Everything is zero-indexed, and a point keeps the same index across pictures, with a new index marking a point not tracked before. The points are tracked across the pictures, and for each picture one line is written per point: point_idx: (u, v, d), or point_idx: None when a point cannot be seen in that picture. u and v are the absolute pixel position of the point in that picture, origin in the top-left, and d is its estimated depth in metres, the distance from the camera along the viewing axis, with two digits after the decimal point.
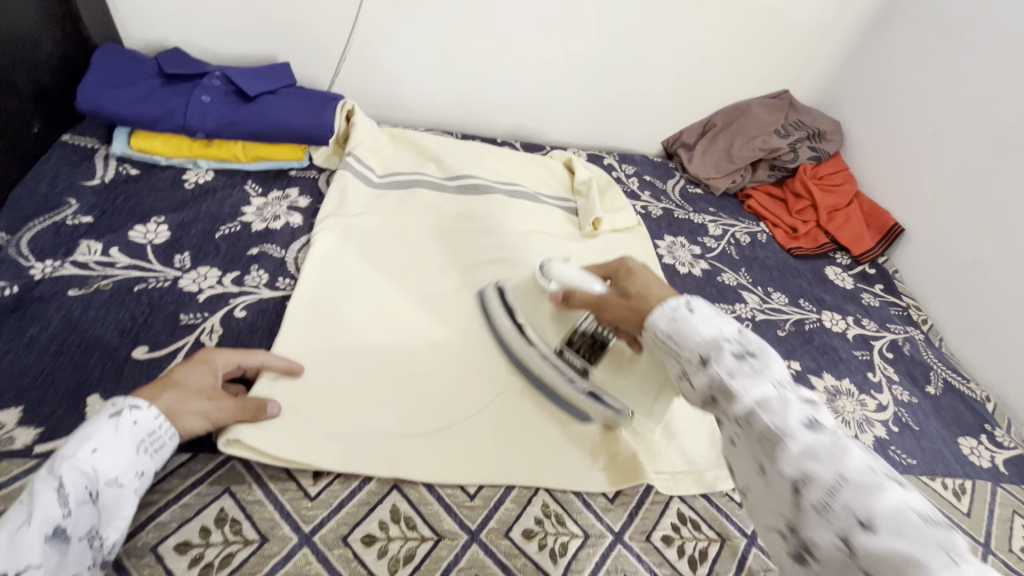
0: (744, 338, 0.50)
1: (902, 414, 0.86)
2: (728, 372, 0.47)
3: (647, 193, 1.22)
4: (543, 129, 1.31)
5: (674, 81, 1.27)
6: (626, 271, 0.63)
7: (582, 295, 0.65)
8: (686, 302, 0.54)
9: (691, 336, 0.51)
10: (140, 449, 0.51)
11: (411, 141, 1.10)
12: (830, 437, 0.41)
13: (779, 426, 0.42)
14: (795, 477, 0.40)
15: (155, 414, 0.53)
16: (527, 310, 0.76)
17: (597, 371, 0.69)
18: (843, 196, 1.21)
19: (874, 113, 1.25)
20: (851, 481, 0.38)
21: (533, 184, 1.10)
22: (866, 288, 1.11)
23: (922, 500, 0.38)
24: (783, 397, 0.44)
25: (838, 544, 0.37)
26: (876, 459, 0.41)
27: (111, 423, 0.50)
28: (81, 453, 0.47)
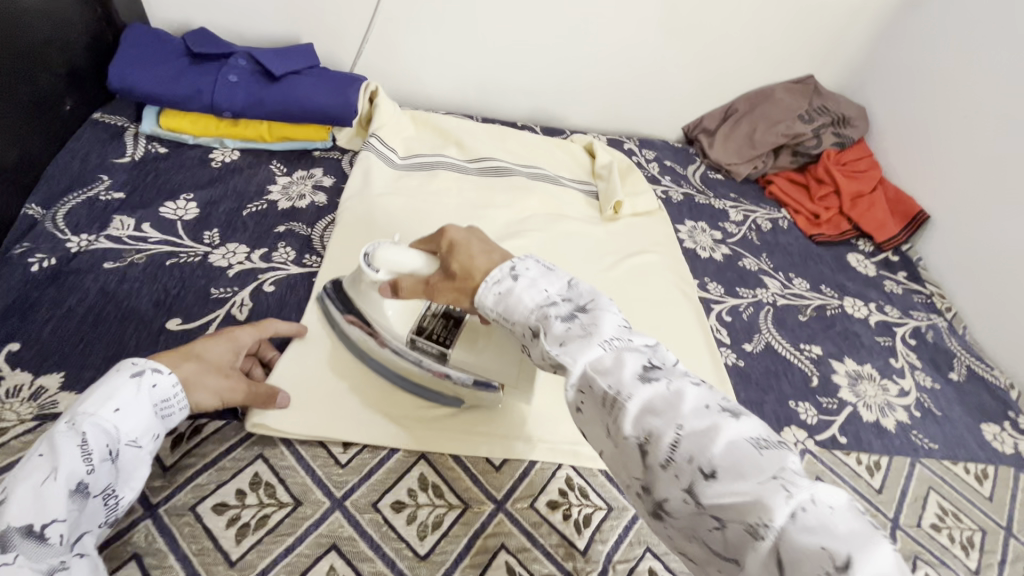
0: (573, 296, 0.51)
1: (925, 399, 0.86)
2: (563, 337, 0.47)
3: (668, 178, 1.22)
4: (563, 113, 1.31)
5: (697, 65, 1.26)
6: (449, 246, 0.56)
7: (411, 279, 0.58)
8: (510, 269, 0.53)
9: (518, 307, 0.51)
10: (156, 413, 0.52)
11: (433, 123, 1.11)
12: (663, 384, 0.44)
13: (617, 390, 0.44)
14: (640, 437, 0.42)
15: (174, 380, 0.53)
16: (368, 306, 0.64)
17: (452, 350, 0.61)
18: (867, 183, 1.19)
19: (901, 99, 1.22)
20: (688, 430, 0.40)
21: (554, 166, 1.10)
22: (889, 275, 1.10)
23: (751, 421, 0.42)
24: (618, 355, 0.45)
25: (685, 497, 0.40)
26: (706, 391, 0.43)
27: (132, 383, 0.50)
28: (103, 412, 0.48)
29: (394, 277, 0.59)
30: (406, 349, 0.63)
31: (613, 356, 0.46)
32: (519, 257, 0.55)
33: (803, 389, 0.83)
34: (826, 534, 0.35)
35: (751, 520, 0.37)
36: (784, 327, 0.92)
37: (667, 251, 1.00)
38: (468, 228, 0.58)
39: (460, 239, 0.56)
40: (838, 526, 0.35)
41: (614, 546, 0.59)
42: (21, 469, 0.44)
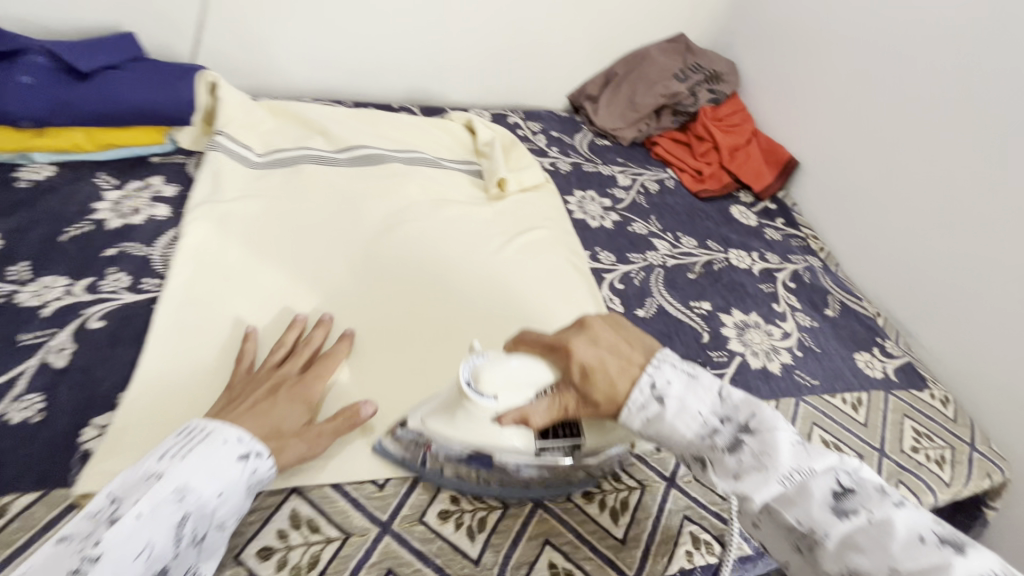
0: (728, 412, 0.51)
1: (805, 338, 0.91)
2: (735, 471, 0.48)
3: (555, 149, 1.19)
4: (442, 90, 1.24)
5: (572, 28, 1.23)
6: (580, 370, 0.53)
7: (544, 407, 0.53)
8: (656, 392, 0.51)
9: (678, 436, 0.51)
10: (248, 493, 0.50)
11: (292, 113, 1.00)
12: (863, 518, 0.44)
13: (815, 531, 0.45)
14: (847, 574, 0.44)
15: (271, 465, 0.52)
16: (451, 433, 0.55)
17: (588, 441, 0.58)
18: (741, 135, 1.22)
19: (764, 51, 1.27)
20: (906, 571, 0.42)
21: (432, 147, 1.04)
22: (769, 223, 1.14)
23: (970, 549, 0.42)
24: (802, 486, 0.46)
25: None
26: (912, 513, 0.44)
27: (239, 468, 0.49)
28: (208, 493, 0.46)
29: (522, 409, 0.53)
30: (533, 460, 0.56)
31: (798, 486, 0.47)
32: (650, 364, 0.53)
33: (694, 346, 0.84)
34: None
35: None
36: (675, 287, 0.94)
37: (559, 226, 0.98)
38: (587, 334, 0.55)
39: (592, 359, 0.53)
40: None
41: (512, 546, 0.57)
42: (123, 533, 0.42)
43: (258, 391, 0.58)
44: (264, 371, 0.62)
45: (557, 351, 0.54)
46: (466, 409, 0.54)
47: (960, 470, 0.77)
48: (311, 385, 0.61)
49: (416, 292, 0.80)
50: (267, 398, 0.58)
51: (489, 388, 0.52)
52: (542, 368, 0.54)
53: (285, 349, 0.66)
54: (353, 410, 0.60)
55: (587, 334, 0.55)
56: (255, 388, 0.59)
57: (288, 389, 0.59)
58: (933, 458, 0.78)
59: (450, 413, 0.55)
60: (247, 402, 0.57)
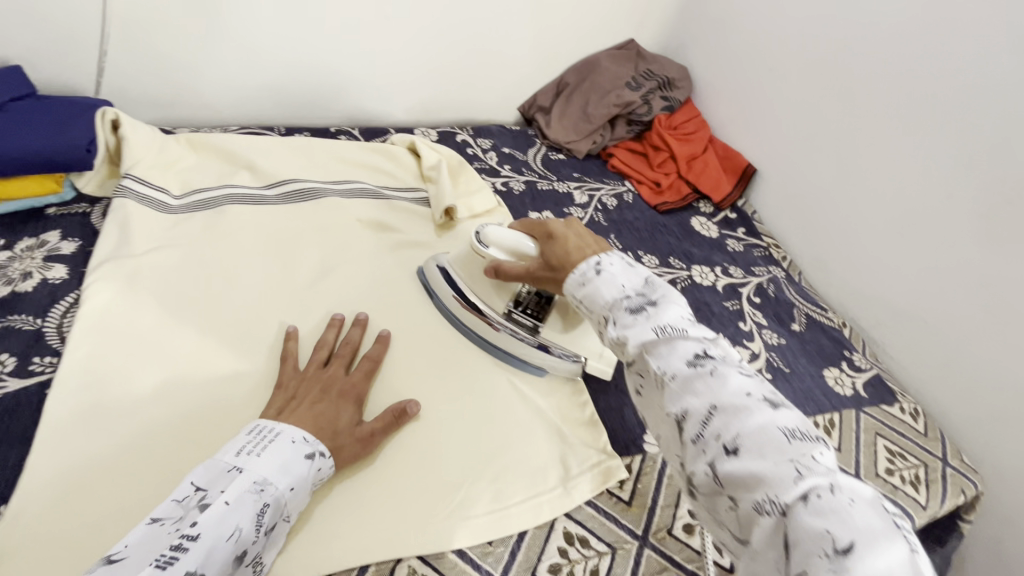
0: (646, 291, 0.55)
1: (773, 358, 0.88)
2: (622, 318, 0.53)
3: (508, 167, 1.13)
4: (384, 110, 1.16)
5: (518, 38, 1.18)
6: (551, 238, 0.66)
7: (517, 265, 0.70)
8: (597, 263, 0.59)
9: (598, 299, 0.56)
10: (310, 487, 0.53)
11: (214, 147, 0.91)
12: (708, 369, 0.46)
13: (664, 370, 0.47)
14: (678, 413, 0.46)
15: (332, 466, 0.55)
16: (472, 283, 0.76)
17: (548, 322, 0.74)
18: (698, 143, 1.19)
19: (715, 55, 1.23)
20: (721, 408, 0.43)
21: (373, 177, 0.96)
22: (730, 234, 1.11)
23: (791, 413, 0.43)
24: (672, 343, 0.49)
25: (707, 468, 0.42)
26: (754, 382, 0.45)
27: (307, 463, 0.52)
28: (282, 484, 0.49)
29: (499, 263, 0.71)
30: (503, 319, 0.74)
31: (667, 341, 0.49)
32: (603, 253, 0.60)
33: None
34: (833, 519, 0.35)
35: (759, 494, 0.39)
36: None
37: None
38: (570, 223, 0.68)
39: (561, 232, 0.65)
40: (856, 515, 0.35)
41: None
42: (215, 514, 0.44)
43: (313, 392, 0.61)
44: (312, 370, 0.64)
45: (542, 230, 0.69)
46: (479, 261, 0.75)
47: (935, 490, 0.75)
48: (360, 385, 0.64)
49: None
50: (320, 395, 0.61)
51: (489, 243, 0.72)
52: (530, 246, 0.70)
53: (325, 347, 0.68)
54: (401, 409, 0.62)
55: (571, 224, 0.68)
56: (308, 388, 0.62)
57: (340, 390, 0.62)
58: (908, 480, 0.75)
59: (469, 263, 0.77)
60: (304, 399, 0.59)
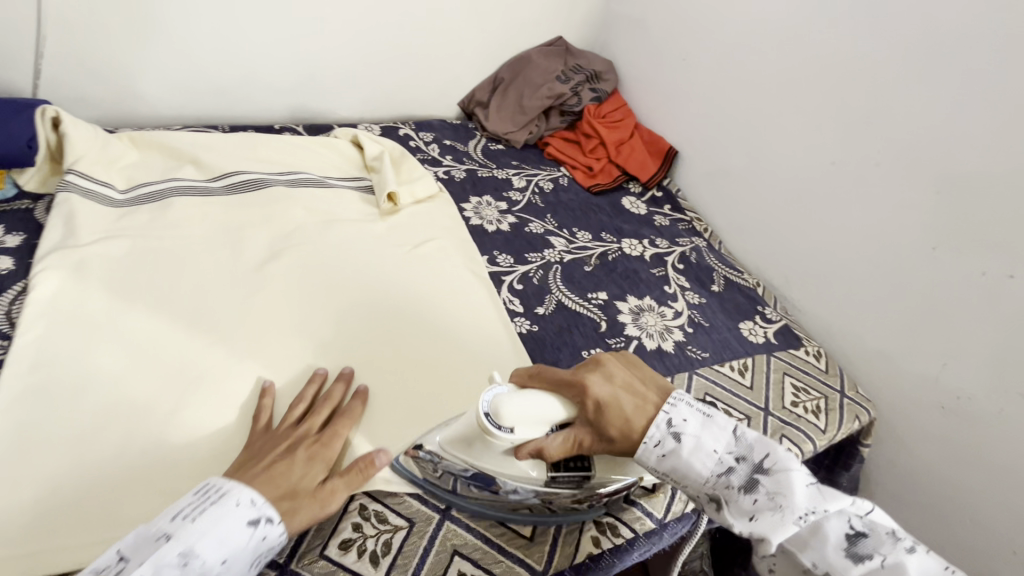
0: (743, 451, 0.51)
1: (694, 315, 0.97)
2: (743, 512, 0.50)
3: (449, 157, 1.20)
4: (327, 107, 1.21)
5: (451, 36, 1.25)
6: (596, 405, 0.54)
7: (557, 442, 0.56)
8: (671, 427, 0.53)
9: (692, 474, 0.52)
10: (253, 560, 0.50)
11: (156, 143, 0.94)
12: (876, 560, 0.46)
13: (830, 572, 0.48)
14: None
15: (282, 530, 0.52)
16: (478, 460, 0.58)
17: (600, 473, 0.60)
18: (625, 130, 1.29)
19: (636, 48, 1.34)
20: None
21: (317, 167, 1.01)
22: (657, 211, 1.21)
23: None
24: (817, 526, 0.48)
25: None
26: (918, 553, 0.46)
27: (248, 534, 0.49)
28: (213, 561, 0.46)
29: (538, 442, 0.55)
30: (544, 489, 0.58)
31: (812, 527, 0.48)
32: (667, 404, 0.54)
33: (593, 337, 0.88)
34: None
35: None
36: (572, 282, 0.97)
37: (456, 234, 0.99)
38: (602, 372, 0.57)
39: (607, 397, 0.54)
40: None
41: (419, 563, 0.57)
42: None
43: (277, 452, 0.59)
44: (283, 429, 0.63)
45: (572, 382, 0.56)
46: (488, 444, 0.56)
47: (833, 416, 0.86)
48: (332, 444, 0.62)
49: (309, 319, 0.78)
50: (285, 457, 0.58)
51: (507, 422, 0.54)
52: (557, 404, 0.56)
53: (308, 401, 0.67)
54: (368, 459, 0.59)
55: (604, 376, 0.56)
56: (273, 445, 0.60)
57: (307, 448, 0.60)
58: (810, 409, 0.86)
59: (468, 443, 0.57)
60: (264, 459, 0.58)
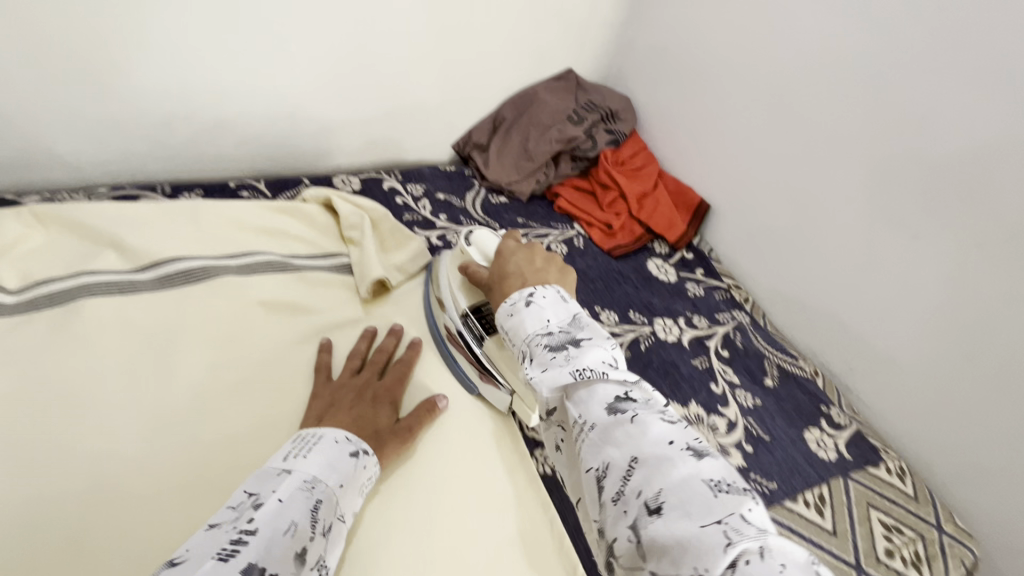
0: (573, 328, 0.54)
1: (751, 425, 0.79)
2: (542, 364, 0.50)
3: (444, 217, 1.00)
4: (297, 157, 1.01)
5: (443, 70, 1.05)
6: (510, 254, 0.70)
7: (478, 269, 0.75)
8: (528, 297, 0.59)
9: (521, 330, 0.55)
10: (357, 492, 0.55)
11: (67, 222, 0.72)
12: (629, 416, 0.43)
13: (583, 422, 0.45)
14: (597, 468, 0.42)
15: (378, 463, 0.58)
16: (453, 277, 0.80)
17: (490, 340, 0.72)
18: (648, 180, 1.11)
19: (659, 84, 1.16)
20: (640, 459, 0.40)
21: (281, 244, 0.81)
22: (689, 277, 1.04)
23: (717, 464, 0.40)
24: (592, 386, 0.47)
25: (629, 534, 0.38)
26: (680, 430, 0.42)
27: (352, 462, 0.54)
28: (330, 479, 0.51)
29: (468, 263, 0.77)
30: (458, 320, 0.75)
31: (588, 387, 0.47)
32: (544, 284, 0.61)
33: None
34: None
35: (688, 567, 0.34)
36: None
37: None
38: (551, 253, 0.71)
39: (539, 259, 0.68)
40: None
41: None
42: (270, 509, 0.44)
43: (351, 397, 0.64)
44: (345, 379, 0.67)
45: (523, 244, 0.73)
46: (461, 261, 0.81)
47: (937, 569, 0.69)
48: (393, 390, 0.67)
49: None
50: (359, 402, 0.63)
51: (477, 244, 0.80)
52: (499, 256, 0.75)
53: (360, 356, 0.70)
54: (429, 407, 0.67)
55: (544, 251, 0.70)
56: (344, 394, 0.64)
57: (378, 398, 0.65)
58: (909, 561, 0.68)
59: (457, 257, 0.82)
60: (342, 404, 0.62)
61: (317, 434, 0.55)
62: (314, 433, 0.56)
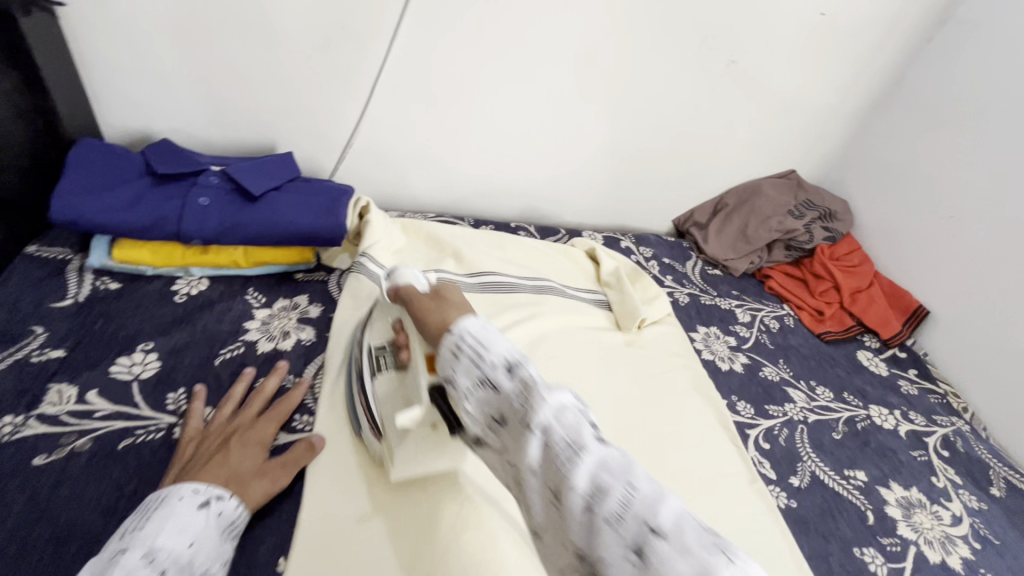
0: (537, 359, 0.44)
1: (979, 524, 0.81)
2: (529, 385, 0.39)
3: (670, 278, 1.17)
4: (556, 211, 1.27)
5: (687, 159, 1.25)
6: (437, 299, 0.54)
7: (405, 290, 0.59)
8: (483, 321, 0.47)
9: (493, 344, 0.43)
10: (224, 538, 0.52)
11: (425, 233, 1.01)
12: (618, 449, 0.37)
13: (575, 444, 0.36)
14: (587, 492, 0.34)
15: (239, 504, 0.54)
16: (381, 312, 0.67)
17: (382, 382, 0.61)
18: (863, 278, 1.19)
19: (882, 195, 1.25)
20: (644, 492, 0.34)
21: (558, 276, 1.03)
22: (902, 374, 1.08)
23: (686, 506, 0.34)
24: (579, 414, 0.38)
25: (628, 560, 0.31)
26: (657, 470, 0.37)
27: (201, 515, 0.51)
28: (178, 546, 0.48)
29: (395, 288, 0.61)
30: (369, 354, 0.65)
31: (577, 412, 0.38)
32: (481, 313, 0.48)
33: (861, 529, 0.76)
34: None
35: None
36: (823, 449, 0.87)
37: (691, 368, 0.94)
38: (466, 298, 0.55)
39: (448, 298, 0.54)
40: None
41: None
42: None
43: (211, 445, 0.59)
44: (216, 424, 0.62)
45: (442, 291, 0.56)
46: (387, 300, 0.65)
47: None
48: (263, 429, 0.63)
49: None
50: (219, 452, 0.58)
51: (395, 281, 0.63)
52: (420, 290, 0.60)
53: (268, 396, 0.67)
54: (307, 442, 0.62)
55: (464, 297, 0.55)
56: (207, 443, 0.59)
57: (240, 437, 0.60)
58: None
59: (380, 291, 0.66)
60: (201, 455, 0.58)
61: (150, 498, 0.52)
62: (150, 498, 0.52)
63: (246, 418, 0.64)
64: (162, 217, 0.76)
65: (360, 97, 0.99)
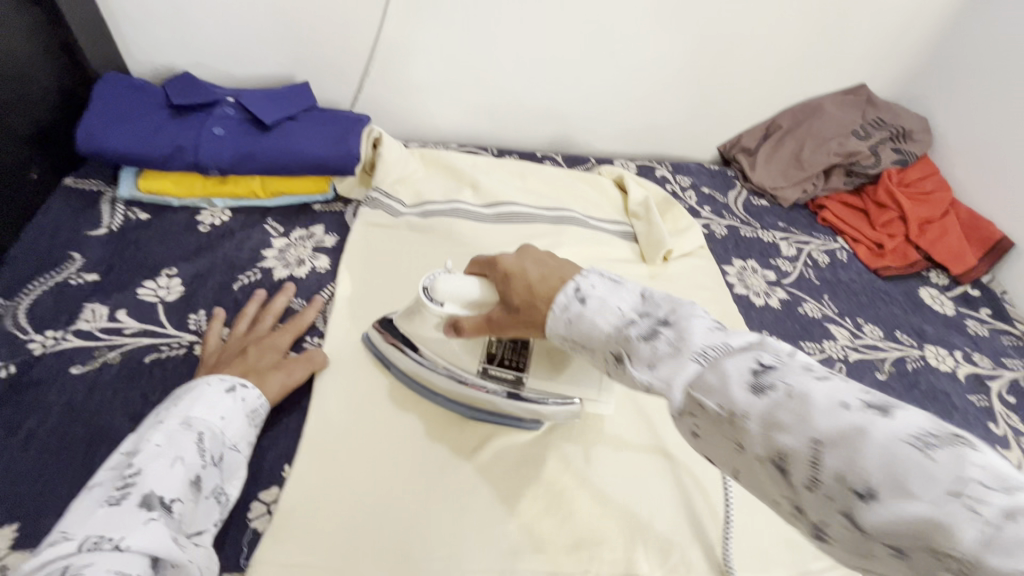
0: (649, 309, 0.45)
1: None
2: (655, 382, 0.41)
3: (708, 209, 1.08)
4: (586, 138, 1.19)
5: (738, 74, 1.11)
6: (504, 275, 0.54)
7: (472, 320, 0.57)
8: (576, 289, 0.49)
9: (595, 332, 0.46)
10: (249, 421, 0.56)
11: (443, 162, 0.97)
12: (781, 393, 0.35)
13: (729, 412, 0.36)
14: (773, 455, 0.34)
15: (260, 394, 0.58)
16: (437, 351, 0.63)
17: (533, 373, 0.61)
18: (936, 206, 1.06)
19: (974, 109, 1.07)
20: (826, 442, 0.32)
21: (582, 205, 0.98)
22: (970, 313, 0.96)
23: (910, 413, 0.32)
24: (719, 367, 0.38)
25: (843, 518, 0.31)
26: (842, 386, 0.34)
27: (229, 397, 0.55)
28: (212, 417, 0.52)
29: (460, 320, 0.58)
30: (478, 379, 0.62)
31: (715, 370, 0.38)
32: (579, 276, 0.51)
33: None
34: None
35: (927, 542, 0.28)
36: None
37: (721, 303, 0.88)
38: (520, 249, 0.56)
39: (515, 266, 0.54)
40: None
41: None
42: (149, 454, 0.47)
43: (231, 352, 0.63)
44: (234, 336, 0.66)
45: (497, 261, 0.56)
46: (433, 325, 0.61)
47: None
48: (275, 337, 0.66)
49: None
50: (237, 356, 0.63)
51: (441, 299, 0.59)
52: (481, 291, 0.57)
53: (278, 314, 0.71)
54: (312, 355, 0.65)
55: (520, 252, 0.56)
56: (226, 351, 0.64)
57: (255, 344, 0.64)
58: None
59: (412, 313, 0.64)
60: (220, 362, 0.62)
61: (183, 386, 0.56)
62: (183, 385, 0.56)
63: (261, 328, 0.68)
64: (179, 147, 0.78)
65: (373, 17, 0.94)
